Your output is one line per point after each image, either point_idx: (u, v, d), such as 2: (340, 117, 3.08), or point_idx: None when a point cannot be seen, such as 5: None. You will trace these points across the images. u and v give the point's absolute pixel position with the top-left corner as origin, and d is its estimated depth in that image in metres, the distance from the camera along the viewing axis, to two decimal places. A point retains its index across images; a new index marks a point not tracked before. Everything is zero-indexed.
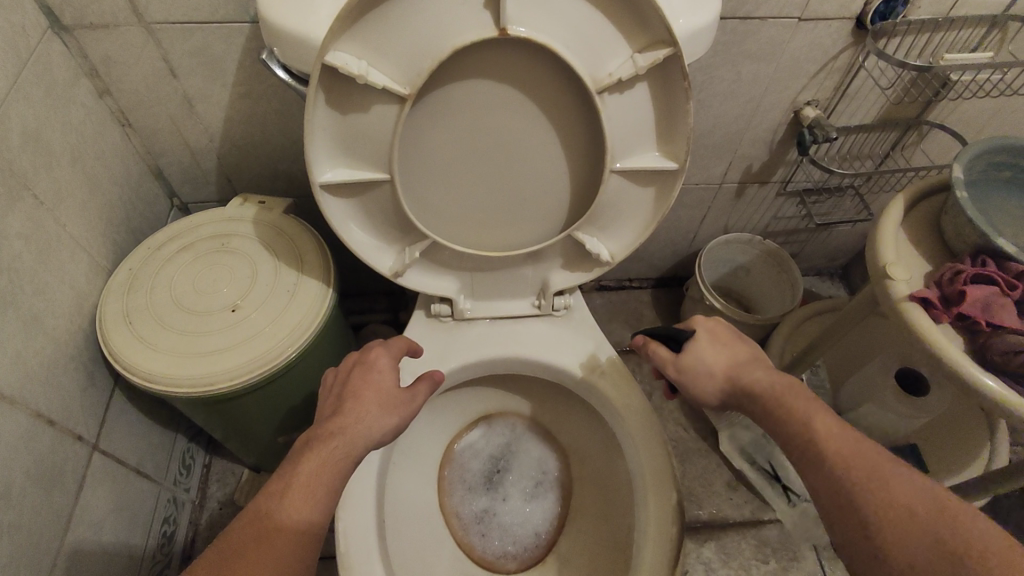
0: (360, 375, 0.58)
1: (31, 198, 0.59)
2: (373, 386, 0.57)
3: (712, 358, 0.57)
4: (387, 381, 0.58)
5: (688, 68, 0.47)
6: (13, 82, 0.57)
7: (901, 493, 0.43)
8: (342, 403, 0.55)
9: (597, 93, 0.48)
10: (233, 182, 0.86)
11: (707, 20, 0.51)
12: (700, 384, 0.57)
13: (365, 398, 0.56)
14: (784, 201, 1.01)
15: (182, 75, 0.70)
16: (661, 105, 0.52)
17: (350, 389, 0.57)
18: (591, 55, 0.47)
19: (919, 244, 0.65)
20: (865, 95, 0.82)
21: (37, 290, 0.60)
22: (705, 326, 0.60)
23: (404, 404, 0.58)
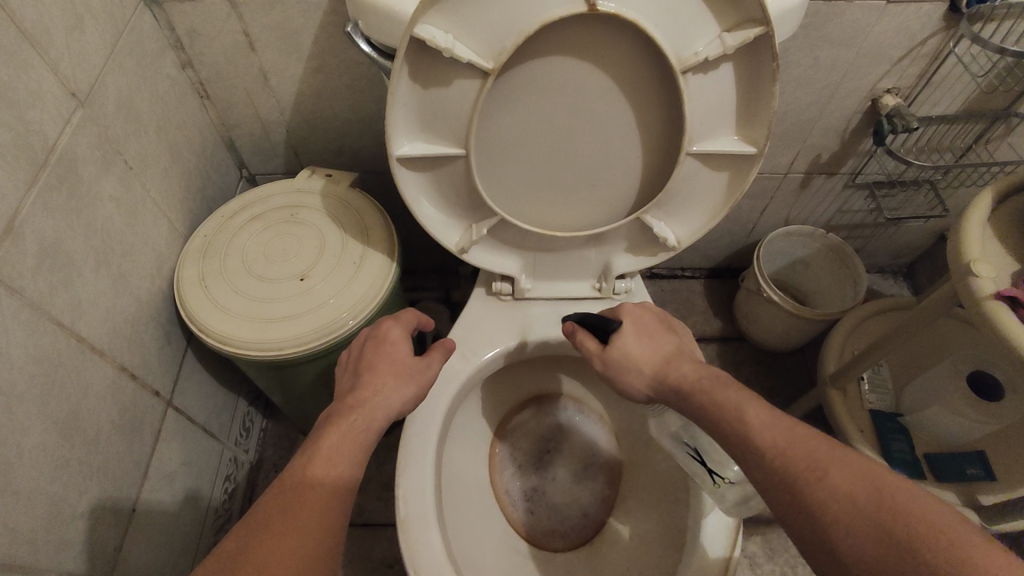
0: (365, 349, 0.60)
1: (122, 162, 0.62)
2: (387, 358, 0.59)
3: (634, 351, 0.58)
4: (400, 354, 0.60)
5: (779, 48, 0.46)
6: (110, 49, 0.60)
7: (836, 472, 0.40)
8: (358, 377, 0.57)
9: (681, 74, 0.47)
10: (300, 155, 0.88)
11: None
12: (625, 376, 0.58)
13: (381, 371, 0.57)
14: (852, 193, 0.97)
15: (260, 48, 0.71)
16: (745, 87, 0.50)
17: (365, 363, 0.58)
18: (679, 34, 0.46)
19: (1007, 241, 0.62)
20: (951, 84, 0.78)
21: (124, 250, 0.63)
22: (631, 319, 0.61)
23: (419, 375, 0.59)
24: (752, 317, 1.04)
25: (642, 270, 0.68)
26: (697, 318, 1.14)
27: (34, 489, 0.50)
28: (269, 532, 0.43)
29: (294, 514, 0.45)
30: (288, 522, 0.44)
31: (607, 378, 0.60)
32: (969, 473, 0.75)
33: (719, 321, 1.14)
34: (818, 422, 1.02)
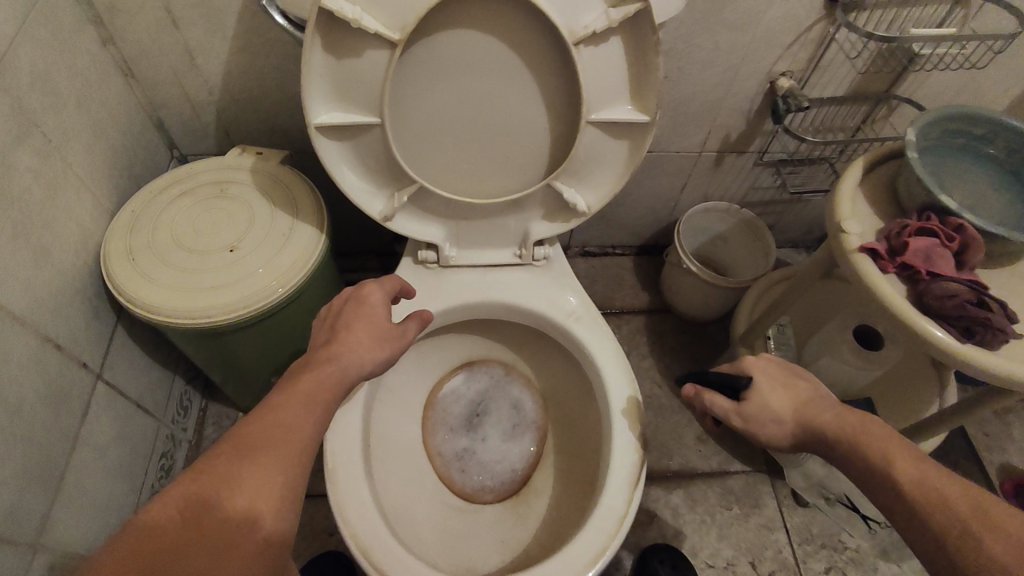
0: (347, 311, 0.59)
1: (40, 135, 0.63)
2: (365, 321, 0.58)
3: (775, 400, 0.55)
4: (380, 319, 0.59)
5: (657, 22, 0.51)
6: (22, 20, 0.60)
7: (997, 543, 0.40)
8: (334, 334, 0.56)
9: (573, 45, 0.52)
10: (231, 135, 0.90)
11: None
12: (767, 431, 0.55)
13: (357, 329, 0.57)
14: (761, 171, 1.05)
15: (184, 26, 0.73)
16: (634, 59, 0.55)
17: (342, 321, 0.58)
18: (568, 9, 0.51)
19: (875, 203, 0.70)
20: (837, 68, 0.86)
21: (45, 223, 0.64)
22: (759, 367, 0.57)
23: (392, 336, 0.59)
24: (675, 289, 1.11)
25: (557, 236, 0.73)
26: (627, 293, 1.21)
27: None
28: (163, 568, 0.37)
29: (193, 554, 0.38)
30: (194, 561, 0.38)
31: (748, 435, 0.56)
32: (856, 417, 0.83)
33: (648, 295, 1.20)
34: None
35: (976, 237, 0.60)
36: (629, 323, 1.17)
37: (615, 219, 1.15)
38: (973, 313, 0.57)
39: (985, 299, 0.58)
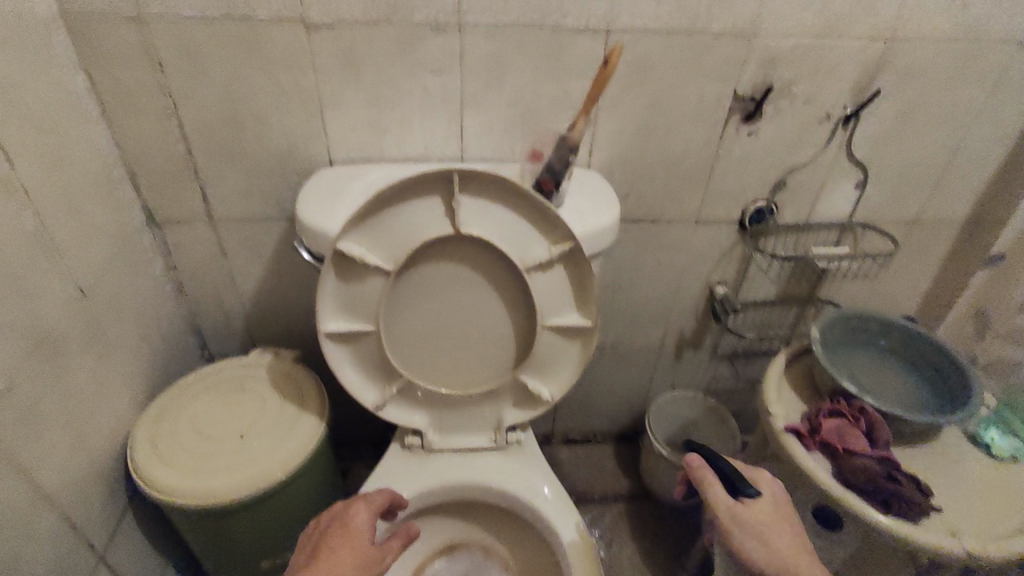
0: (342, 525, 0.67)
1: (101, 341, 0.78)
2: (364, 524, 0.67)
3: (770, 527, 0.59)
4: (368, 538, 0.66)
5: (586, 254, 0.68)
6: (109, 257, 0.79)
7: None
8: (334, 545, 0.64)
9: (524, 271, 0.69)
10: (254, 338, 1.05)
11: (600, 228, 0.75)
12: (747, 543, 0.58)
13: (360, 533, 0.66)
14: (718, 363, 1.18)
15: (230, 255, 0.93)
16: (574, 280, 0.72)
17: (335, 539, 0.65)
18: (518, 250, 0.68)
19: (798, 391, 0.81)
20: (762, 278, 1.04)
21: (89, 414, 0.75)
22: (769, 488, 0.63)
23: (381, 551, 0.66)
24: (652, 474, 1.17)
25: (527, 422, 0.83)
26: (610, 479, 1.25)
27: None
28: None
29: None
30: None
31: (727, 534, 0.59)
32: None
33: (629, 481, 1.25)
34: None
35: (878, 417, 0.71)
36: (613, 509, 1.20)
37: (593, 407, 1.25)
38: (886, 485, 0.66)
39: (894, 472, 0.67)
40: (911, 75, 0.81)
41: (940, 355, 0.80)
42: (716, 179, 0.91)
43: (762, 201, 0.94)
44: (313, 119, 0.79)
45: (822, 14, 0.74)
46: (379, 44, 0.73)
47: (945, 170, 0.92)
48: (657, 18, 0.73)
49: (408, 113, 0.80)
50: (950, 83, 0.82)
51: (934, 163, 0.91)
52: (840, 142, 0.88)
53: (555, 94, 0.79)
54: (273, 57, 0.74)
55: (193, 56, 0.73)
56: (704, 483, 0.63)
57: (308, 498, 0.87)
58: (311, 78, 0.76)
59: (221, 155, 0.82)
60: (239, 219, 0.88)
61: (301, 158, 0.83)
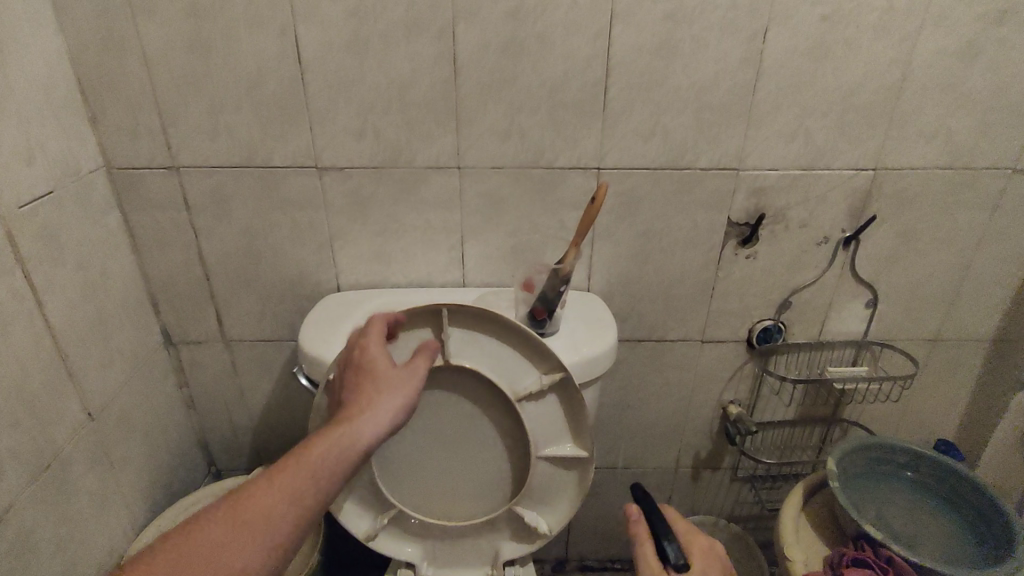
0: (357, 405, 0.55)
1: (106, 462, 0.79)
2: (388, 397, 0.56)
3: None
4: (402, 378, 0.58)
5: (578, 385, 0.67)
6: (125, 377, 0.83)
7: None
8: (359, 395, 0.56)
9: (516, 400, 0.68)
10: (260, 454, 1.05)
11: (594, 356, 0.74)
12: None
13: (383, 395, 0.56)
14: (740, 486, 1.11)
15: (242, 373, 0.95)
16: (567, 410, 0.70)
17: (366, 384, 0.57)
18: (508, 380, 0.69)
19: (819, 532, 0.75)
20: (778, 398, 1.00)
21: (84, 537, 0.75)
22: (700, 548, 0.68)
23: (409, 381, 0.58)
24: None
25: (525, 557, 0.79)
26: None
27: None
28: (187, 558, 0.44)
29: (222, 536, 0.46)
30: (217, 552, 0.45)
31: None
32: None
33: None
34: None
35: (909, 570, 0.64)
36: None
37: (608, 530, 1.17)
38: None
39: None
40: (904, 201, 0.83)
41: (977, 493, 0.73)
42: (719, 299, 0.91)
43: (771, 318, 0.93)
44: (323, 248, 0.84)
45: (806, 149, 0.79)
46: (386, 183, 0.79)
47: (959, 289, 0.90)
48: (645, 156, 0.79)
49: (411, 242, 0.84)
50: (943, 210, 0.84)
51: (945, 283, 0.89)
52: (842, 262, 0.88)
53: (552, 223, 0.83)
54: (289, 195, 0.80)
55: (218, 195, 0.80)
56: (636, 536, 0.69)
57: None
58: (323, 212, 0.81)
59: (238, 281, 0.87)
60: (251, 338, 0.92)
61: (310, 283, 0.87)
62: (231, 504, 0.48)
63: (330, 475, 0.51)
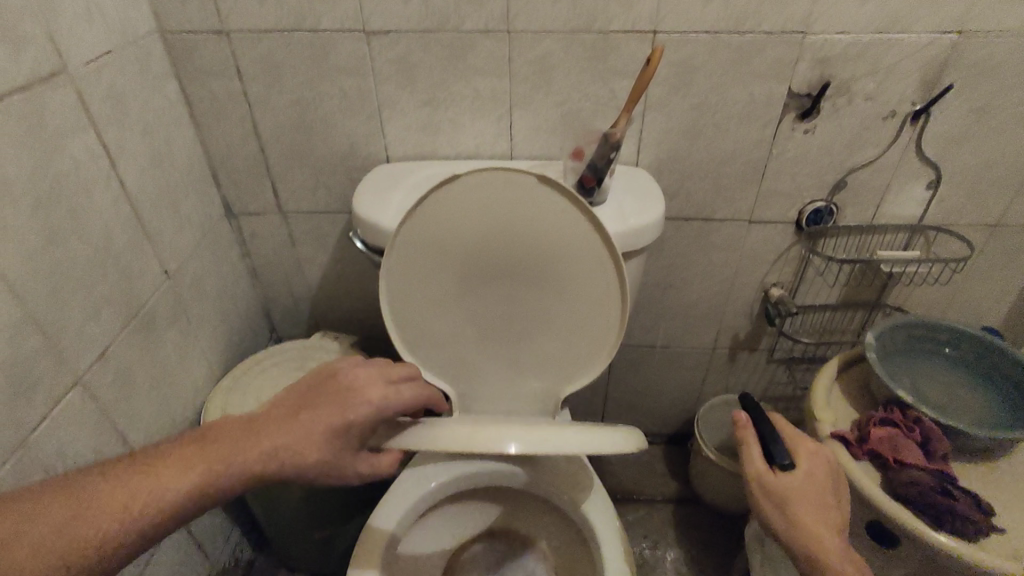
0: (281, 419, 0.55)
1: (185, 319, 0.87)
2: (315, 448, 0.55)
3: (806, 499, 0.60)
4: (344, 437, 0.56)
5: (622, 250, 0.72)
6: (194, 244, 0.88)
7: None
8: (296, 411, 0.56)
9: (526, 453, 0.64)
10: (319, 323, 1.13)
11: (639, 225, 0.76)
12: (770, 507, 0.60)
13: (313, 442, 0.55)
14: (775, 368, 1.15)
15: (299, 245, 1.01)
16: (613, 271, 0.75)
17: (321, 398, 0.58)
18: (555, 251, 0.74)
19: (850, 399, 0.78)
20: (823, 280, 1.00)
21: (173, 380, 0.85)
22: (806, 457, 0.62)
23: (370, 412, 0.58)
24: (700, 477, 1.15)
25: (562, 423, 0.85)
26: (656, 479, 1.24)
27: None
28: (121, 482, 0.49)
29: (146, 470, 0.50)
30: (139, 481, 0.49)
31: (754, 494, 0.62)
32: None
33: (679, 483, 1.23)
34: None
35: (934, 430, 0.67)
36: (659, 511, 1.18)
37: (641, 405, 1.24)
38: (937, 500, 0.62)
39: (947, 486, 0.64)
40: (985, 71, 0.77)
41: (1016, 367, 0.74)
42: (770, 179, 0.89)
43: (822, 200, 0.91)
44: (373, 119, 0.85)
45: (882, 10, 0.73)
46: (433, 49, 0.78)
47: None
48: (705, 20, 0.75)
49: (460, 114, 0.84)
50: None
51: (1017, 164, 0.85)
52: (906, 140, 0.84)
53: (603, 94, 0.80)
54: (338, 63, 0.80)
55: (269, 62, 0.80)
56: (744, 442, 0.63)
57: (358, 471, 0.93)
58: (372, 82, 0.81)
59: (291, 153, 0.89)
60: (307, 211, 0.96)
61: (361, 156, 0.89)
62: (148, 461, 0.51)
63: (213, 472, 0.51)
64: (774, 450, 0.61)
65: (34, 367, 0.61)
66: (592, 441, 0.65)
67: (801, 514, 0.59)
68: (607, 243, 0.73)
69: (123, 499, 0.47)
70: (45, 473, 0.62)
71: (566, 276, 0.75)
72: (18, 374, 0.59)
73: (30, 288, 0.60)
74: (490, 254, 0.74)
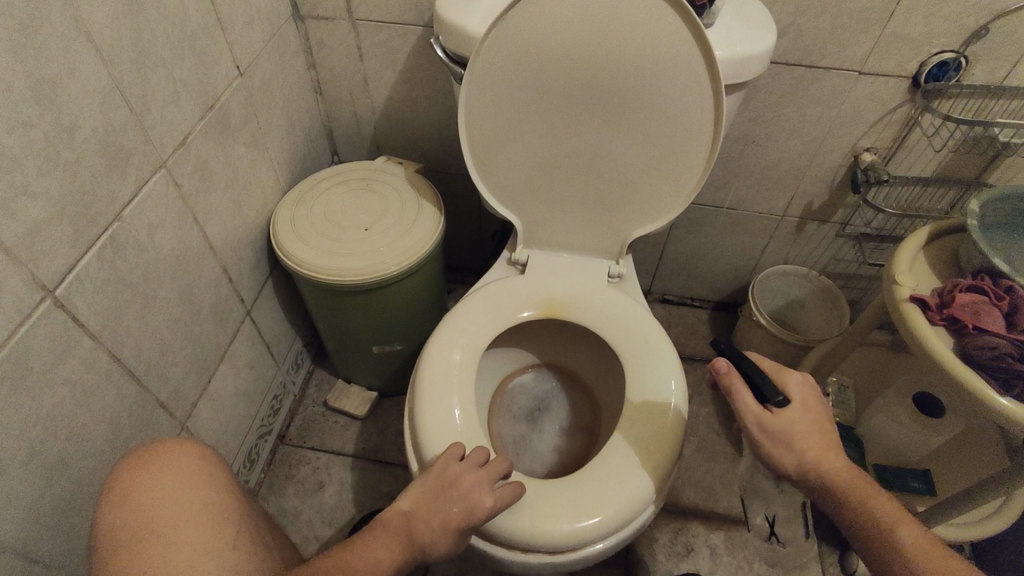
0: (417, 519, 0.57)
1: (256, 123, 0.85)
2: (443, 535, 0.57)
3: (806, 431, 0.58)
4: (472, 514, 0.59)
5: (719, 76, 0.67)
6: (263, 43, 0.84)
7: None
8: (429, 514, 0.58)
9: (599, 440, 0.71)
10: (381, 149, 1.11)
11: (746, 54, 0.69)
12: (777, 449, 0.58)
13: (442, 532, 0.57)
14: (843, 243, 1.11)
15: (367, 60, 0.95)
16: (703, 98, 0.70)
17: (447, 500, 0.59)
18: (650, 81, 0.69)
19: (935, 268, 0.74)
20: (924, 147, 0.92)
21: (244, 184, 0.85)
22: (796, 392, 0.60)
23: (479, 514, 0.59)
24: (743, 341, 1.16)
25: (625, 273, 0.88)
26: (698, 342, 1.27)
27: (157, 327, 0.70)
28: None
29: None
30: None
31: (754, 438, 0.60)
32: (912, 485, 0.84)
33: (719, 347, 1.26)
34: None
35: None
36: (697, 369, 1.22)
37: (695, 268, 1.23)
38: (1012, 365, 0.60)
39: None
40: None
41: None
42: (897, 21, 0.79)
43: (952, 52, 0.81)
44: None
45: None
46: None
47: None
48: None
49: None
50: None
51: None
52: None
53: None
54: None
55: None
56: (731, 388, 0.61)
57: (416, 296, 0.96)
58: None
59: None
60: (378, 21, 0.89)
61: None
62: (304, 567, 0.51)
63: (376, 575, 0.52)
64: (764, 389, 0.59)
65: (125, 139, 0.61)
66: (640, 494, 0.66)
67: (801, 448, 0.57)
68: (710, 75, 0.68)
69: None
70: (138, 250, 0.65)
71: (656, 110, 0.72)
72: (110, 143, 0.59)
73: (114, 55, 0.58)
74: (580, 81, 0.71)
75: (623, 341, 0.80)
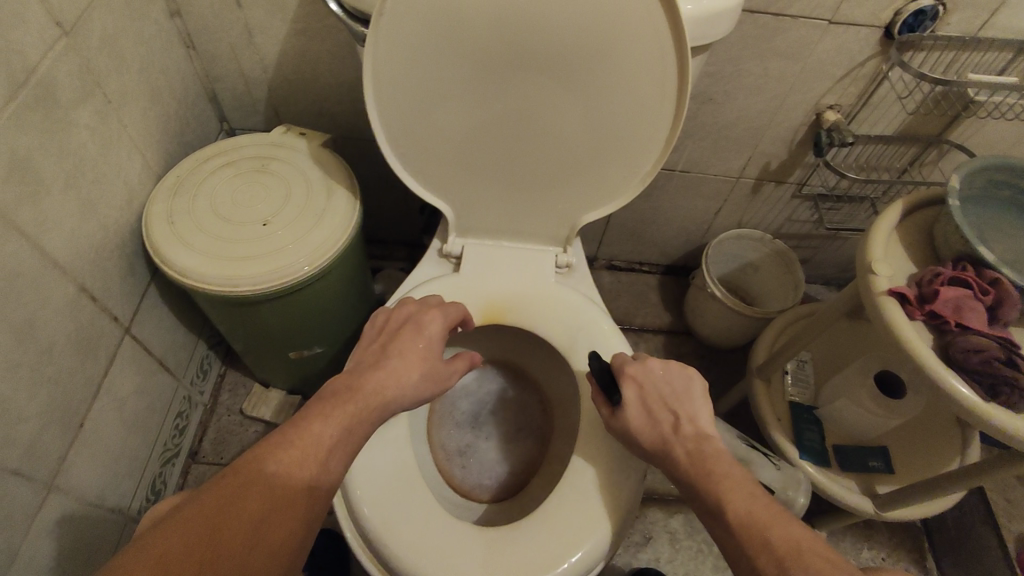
0: (369, 368, 0.55)
1: (101, 95, 0.66)
2: (413, 362, 0.56)
3: (635, 420, 0.58)
4: (433, 351, 0.59)
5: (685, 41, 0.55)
6: None
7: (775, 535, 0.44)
8: (383, 357, 0.56)
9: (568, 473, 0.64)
10: (280, 114, 0.93)
11: (712, 9, 0.57)
12: (631, 447, 0.59)
13: (408, 359, 0.57)
14: (799, 203, 1.04)
15: (247, 6, 0.76)
16: (664, 70, 0.58)
17: (396, 342, 0.58)
18: (606, 43, 0.56)
19: (909, 250, 0.68)
20: (893, 101, 0.84)
21: (96, 177, 0.67)
22: (634, 383, 0.59)
23: (438, 346, 0.60)
24: (696, 312, 1.09)
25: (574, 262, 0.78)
26: (648, 310, 1.21)
27: None
28: (292, 436, 0.46)
29: (303, 432, 0.46)
30: (301, 442, 0.46)
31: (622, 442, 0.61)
32: (871, 465, 0.83)
33: (670, 315, 1.20)
34: (745, 413, 1.08)
35: (1012, 292, 0.58)
36: (648, 340, 1.16)
37: (643, 233, 1.15)
38: (1001, 372, 0.55)
39: (1014, 357, 0.56)
40: None
41: None
42: None
43: None
44: None
45: None
46: None
47: None
48: None
49: None
50: None
51: None
52: None
53: None
54: None
55: None
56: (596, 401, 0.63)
57: (335, 295, 0.82)
58: None
59: None
60: None
61: None
62: (302, 424, 0.47)
63: (352, 434, 0.49)
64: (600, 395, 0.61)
65: None
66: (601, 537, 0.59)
67: (644, 440, 0.57)
68: (675, 42, 0.56)
69: (303, 452, 0.45)
70: None
71: (608, 78, 0.59)
72: None
73: None
74: (505, 42, 0.57)
75: (576, 344, 0.71)
